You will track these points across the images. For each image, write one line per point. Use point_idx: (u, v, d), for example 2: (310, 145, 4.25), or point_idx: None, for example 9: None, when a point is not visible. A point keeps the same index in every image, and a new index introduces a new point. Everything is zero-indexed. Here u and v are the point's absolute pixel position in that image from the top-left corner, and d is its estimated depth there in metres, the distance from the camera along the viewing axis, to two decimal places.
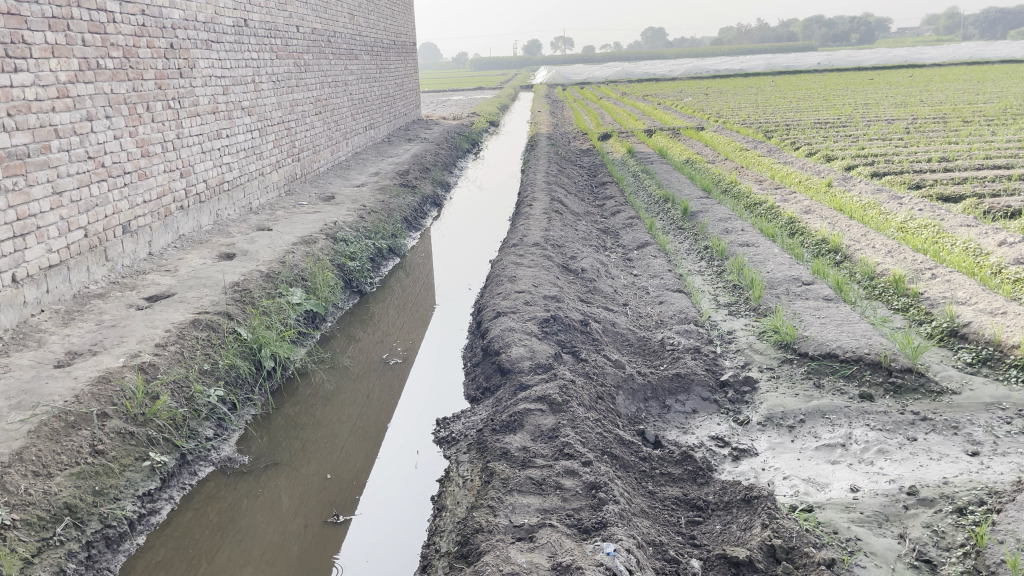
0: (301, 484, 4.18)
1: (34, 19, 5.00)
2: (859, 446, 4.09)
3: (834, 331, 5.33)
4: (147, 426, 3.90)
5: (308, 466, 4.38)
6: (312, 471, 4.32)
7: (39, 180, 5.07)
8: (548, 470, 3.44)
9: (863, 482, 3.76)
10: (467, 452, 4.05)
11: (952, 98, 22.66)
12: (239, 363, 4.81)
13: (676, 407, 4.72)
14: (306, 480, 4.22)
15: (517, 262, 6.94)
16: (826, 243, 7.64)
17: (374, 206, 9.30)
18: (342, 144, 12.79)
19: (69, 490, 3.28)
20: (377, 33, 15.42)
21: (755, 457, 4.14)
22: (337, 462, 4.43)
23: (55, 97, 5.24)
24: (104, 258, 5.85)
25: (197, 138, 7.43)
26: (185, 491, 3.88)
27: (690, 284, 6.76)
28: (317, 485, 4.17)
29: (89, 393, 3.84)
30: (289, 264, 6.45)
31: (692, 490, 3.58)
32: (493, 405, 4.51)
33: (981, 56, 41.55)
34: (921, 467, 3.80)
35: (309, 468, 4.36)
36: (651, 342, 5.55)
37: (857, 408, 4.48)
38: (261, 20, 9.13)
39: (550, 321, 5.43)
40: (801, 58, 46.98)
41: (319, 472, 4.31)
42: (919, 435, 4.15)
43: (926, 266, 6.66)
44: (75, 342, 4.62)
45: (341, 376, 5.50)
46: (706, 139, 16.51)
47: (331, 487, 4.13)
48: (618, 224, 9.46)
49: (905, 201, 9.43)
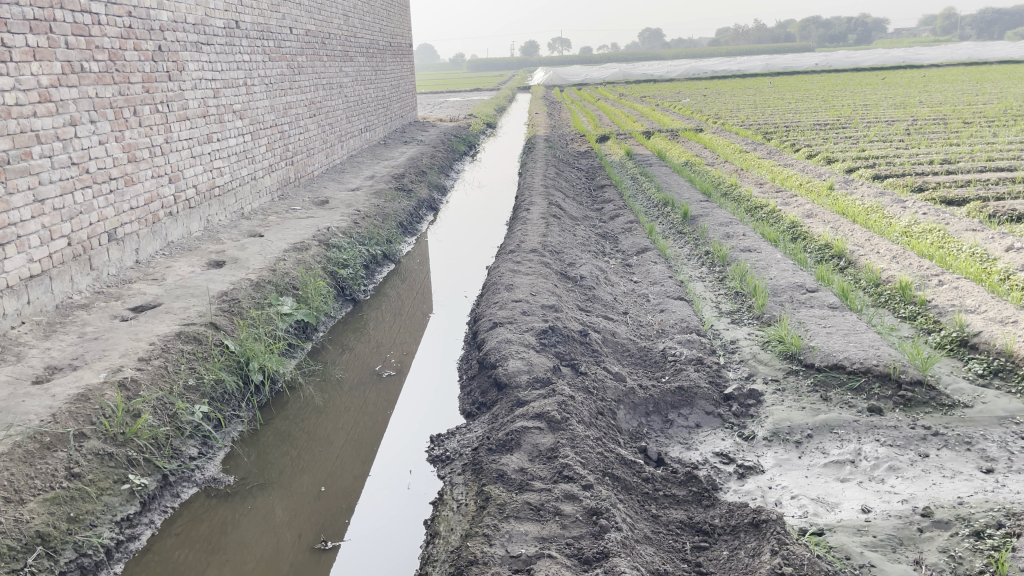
0: (294, 497, 4.07)
1: (14, 20, 4.84)
2: (869, 463, 3.94)
3: (841, 342, 5.16)
4: (127, 447, 3.73)
5: (300, 478, 4.27)
6: (304, 483, 4.22)
7: (20, 187, 4.91)
8: (547, 495, 3.27)
9: (874, 502, 3.60)
10: (461, 473, 3.89)
11: (952, 99, 22.50)
12: (225, 377, 4.63)
13: (679, 422, 4.56)
14: (298, 492, 4.11)
15: (514, 269, 6.78)
16: (829, 248, 7.48)
17: (369, 211, 9.14)
18: (337, 147, 12.63)
19: (42, 518, 3.11)
20: (372, 34, 15.25)
21: (761, 475, 3.98)
22: (331, 474, 4.32)
23: (37, 102, 5.08)
24: (88, 267, 5.68)
25: (186, 142, 7.27)
26: (167, 515, 3.70)
27: (691, 292, 6.60)
28: (309, 498, 4.05)
29: (66, 412, 3.67)
30: (279, 272, 6.28)
31: (697, 513, 3.41)
32: (489, 422, 4.35)
33: (979, 57, 41.40)
34: (934, 486, 3.65)
35: (301, 480, 4.24)
36: (652, 353, 5.38)
37: (866, 422, 4.31)
38: (253, 21, 8.96)
39: (548, 332, 5.27)
40: (798, 59, 46.85)
41: (311, 485, 4.20)
42: (930, 451, 3.99)
43: (932, 273, 6.51)
44: (55, 356, 4.44)
45: (332, 389, 5.33)
46: (705, 141, 16.36)
47: (324, 500, 4.03)
48: (617, 228, 9.30)
49: (909, 205, 9.28)
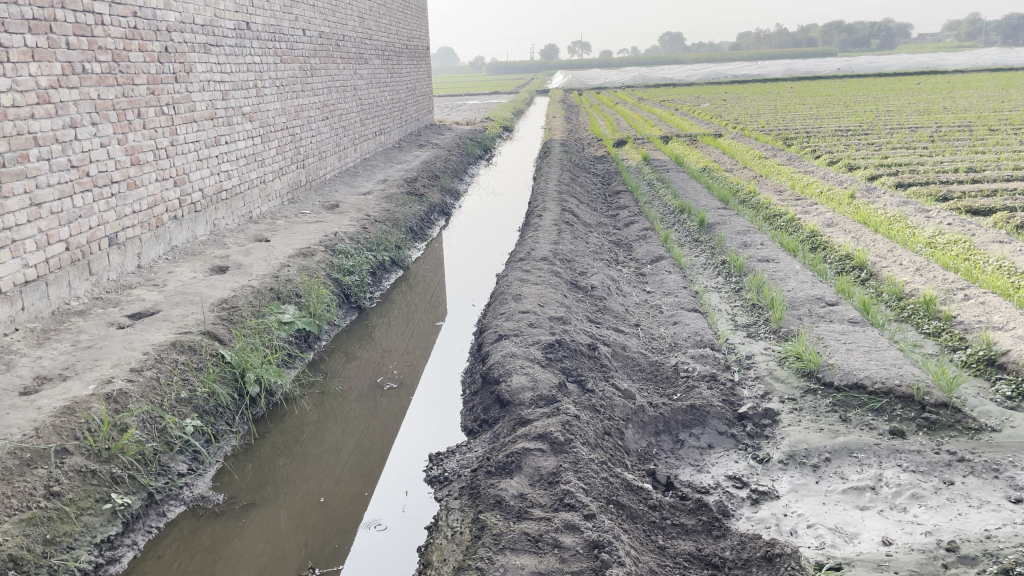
0: (295, 508, 3.97)
1: (11, 20, 4.72)
2: (890, 490, 3.72)
3: (862, 359, 4.93)
4: (112, 463, 3.59)
5: (303, 489, 4.17)
6: (305, 493, 4.12)
7: (15, 191, 4.79)
8: (546, 524, 3.09)
9: (896, 534, 3.37)
10: (458, 497, 3.72)
11: (977, 104, 22.18)
12: (219, 390, 4.48)
13: (690, 442, 4.36)
14: (298, 503, 4.02)
15: (523, 278, 6.61)
16: (850, 259, 7.24)
17: (379, 215, 9.00)
18: (351, 150, 12.52)
19: (15, 540, 2.96)
20: (389, 36, 15.14)
21: (776, 501, 3.77)
22: (333, 486, 4.20)
23: (35, 103, 4.95)
24: (87, 272, 5.56)
25: (193, 145, 7.15)
26: (151, 536, 3.55)
27: (705, 304, 6.40)
28: (309, 510, 3.95)
29: (50, 426, 3.54)
30: (282, 280, 6.15)
31: (706, 545, 3.21)
32: (491, 441, 4.18)
33: (1003, 62, 40.99)
34: (960, 517, 3.43)
35: (303, 491, 4.15)
36: (663, 367, 5.19)
37: (888, 446, 4.09)
38: (265, 23, 8.85)
39: (555, 346, 5.08)
40: (821, 62, 46.43)
41: (312, 495, 4.11)
42: (956, 478, 3.77)
43: (958, 287, 6.27)
44: (46, 365, 4.32)
45: (331, 400, 5.18)
46: (723, 146, 16.12)
47: (325, 510, 3.94)
48: (631, 236, 9.11)
49: (933, 215, 9.02)
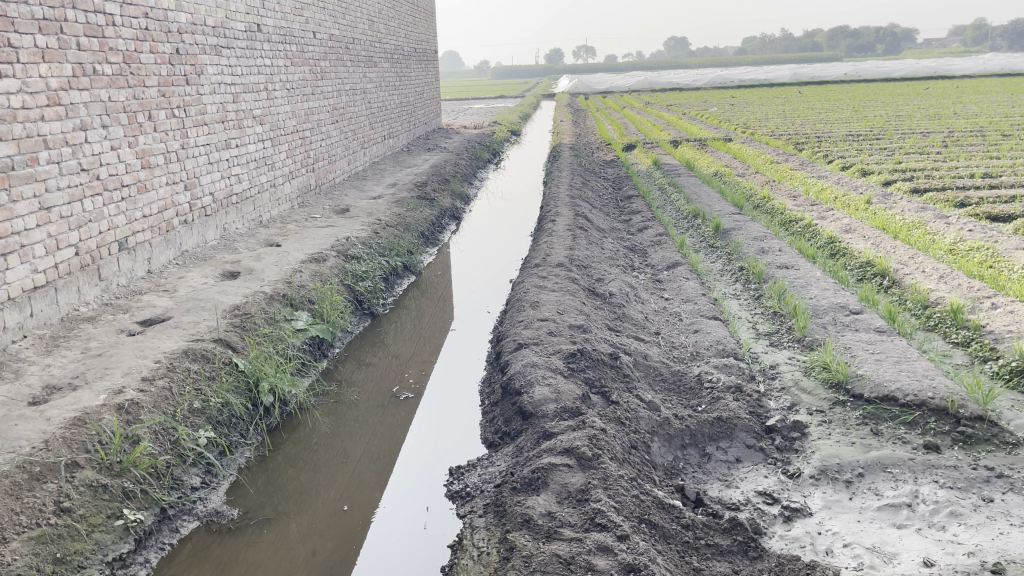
0: (316, 518, 3.88)
1: (21, 20, 4.61)
2: (928, 508, 3.57)
3: (892, 370, 4.79)
4: (123, 477, 3.47)
5: (323, 497, 4.09)
6: (326, 501, 4.05)
7: (25, 195, 4.68)
8: (578, 546, 2.96)
9: (937, 553, 3.20)
10: (483, 514, 3.60)
11: (988, 109, 22.01)
12: (233, 400, 4.37)
13: (718, 456, 4.24)
14: (320, 511, 3.94)
15: (540, 284, 6.49)
16: (872, 265, 7.09)
17: (391, 220, 8.89)
18: (360, 153, 12.42)
19: (24, 560, 2.83)
20: (398, 40, 15.04)
21: (808, 518, 3.63)
22: (357, 493, 4.13)
23: (45, 105, 4.85)
24: (97, 278, 5.45)
25: (204, 148, 7.05)
26: (164, 553, 3.43)
27: (725, 311, 6.27)
28: (332, 519, 3.87)
29: (60, 439, 3.43)
30: (295, 285, 6.04)
31: (742, 567, 3.09)
32: (514, 455, 4.06)
33: (1010, 67, 41.03)
34: (1002, 536, 3.26)
35: (325, 499, 4.07)
36: (687, 377, 5.06)
37: (922, 461, 3.96)
38: (275, 25, 8.74)
39: (577, 355, 4.95)
40: (829, 66, 46.50)
41: (334, 502, 4.03)
42: (995, 495, 3.62)
43: (984, 295, 6.13)
44: (55, 374, 4.20)
45: (346, 409, 5.06)
46: (734, 151, 15.99)
47: (347, 519, 3.86)
48: (646, 241, 8.99)
49: (952, 221, 8.88)
